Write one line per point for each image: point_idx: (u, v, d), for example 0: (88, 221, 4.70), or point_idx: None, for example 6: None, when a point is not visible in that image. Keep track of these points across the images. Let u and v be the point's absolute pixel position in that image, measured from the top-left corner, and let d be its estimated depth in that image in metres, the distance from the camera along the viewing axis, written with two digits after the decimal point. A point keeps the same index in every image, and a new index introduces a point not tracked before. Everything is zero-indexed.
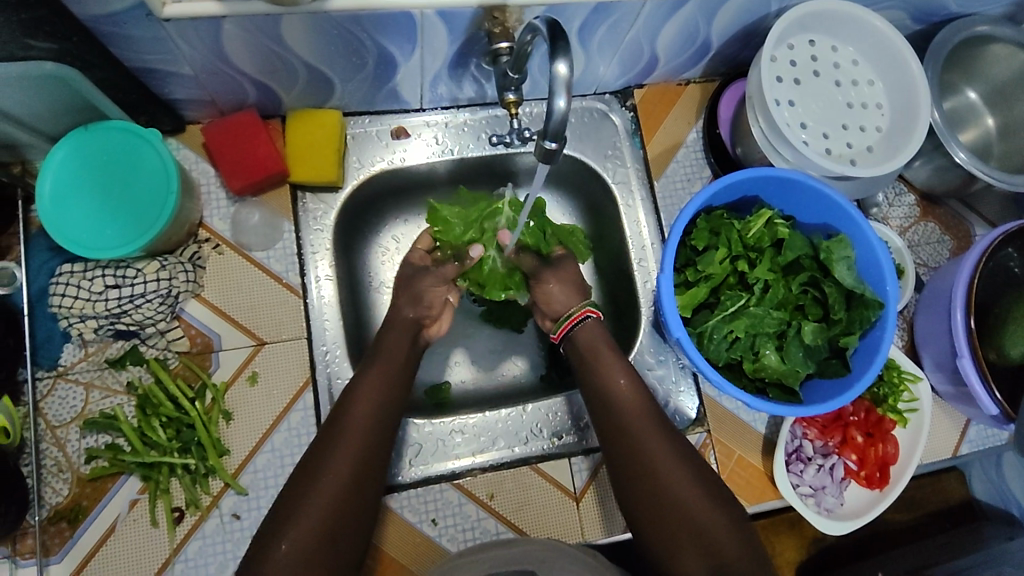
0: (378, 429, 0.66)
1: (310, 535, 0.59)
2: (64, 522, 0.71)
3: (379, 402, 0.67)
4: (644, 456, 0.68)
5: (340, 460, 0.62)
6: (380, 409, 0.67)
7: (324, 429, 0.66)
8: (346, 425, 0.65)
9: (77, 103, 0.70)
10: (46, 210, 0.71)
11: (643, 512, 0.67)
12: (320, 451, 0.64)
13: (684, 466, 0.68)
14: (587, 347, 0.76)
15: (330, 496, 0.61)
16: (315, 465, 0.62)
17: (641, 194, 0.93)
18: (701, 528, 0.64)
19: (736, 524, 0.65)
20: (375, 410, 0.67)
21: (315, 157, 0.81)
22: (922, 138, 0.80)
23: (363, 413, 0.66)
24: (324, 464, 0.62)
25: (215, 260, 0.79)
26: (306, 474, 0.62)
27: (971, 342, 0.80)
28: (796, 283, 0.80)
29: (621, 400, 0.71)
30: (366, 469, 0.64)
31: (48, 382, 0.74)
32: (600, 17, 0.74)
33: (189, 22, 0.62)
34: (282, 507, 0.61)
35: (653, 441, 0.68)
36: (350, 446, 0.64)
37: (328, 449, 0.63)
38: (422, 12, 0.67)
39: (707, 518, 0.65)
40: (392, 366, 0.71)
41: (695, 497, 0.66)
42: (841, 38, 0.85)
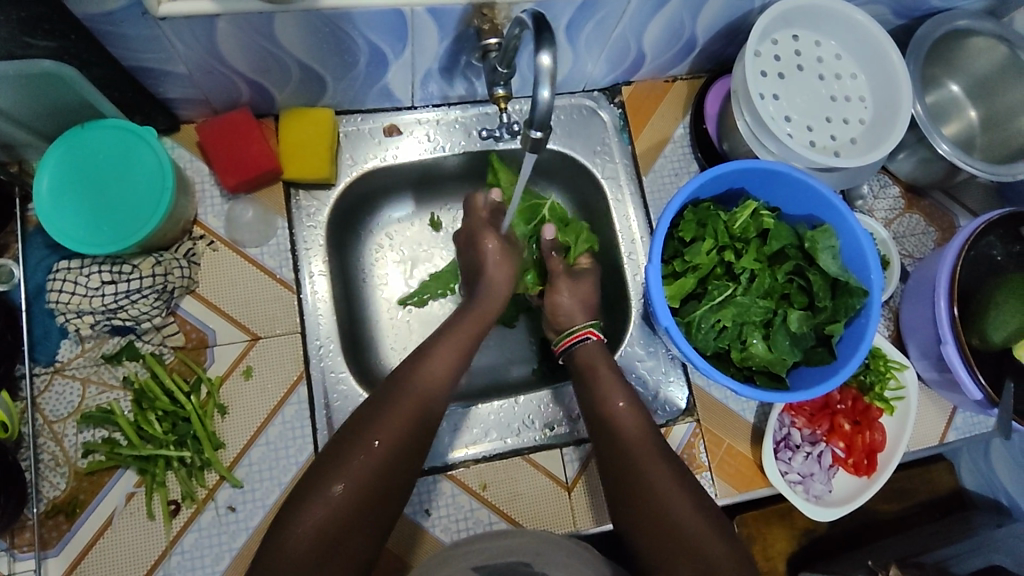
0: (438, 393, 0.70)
1: (360, 482, 0.62)
2: (61, 516, 0.72)
3: (442, 370, 0.71)
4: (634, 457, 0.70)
5: (399, 417, 0.66)
6: (444, 375, 0.71)
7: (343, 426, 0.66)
8: (411, 386, 0.69)
9: (74, 102, 0.71)
10: (43, 208, 0.72)
11: (631, 515, 0.68)
12: (382, 405, 0.67)
13: (671, 469, 0.69)
14: (586, 362, 0.79)
15: (385, 449, 0.64)
16: (378, 418, 0.66)
17: (630, 188, 0.94)
18: (687, 532, 0.65)
19: (716, 524, 0.66)
20: (439, 375, 0.71)
21: (308, 155, 0.83)
22: (903, 128, 0.82)
23: (428, 377, 0.70)
24: (385, 418, 0.66)
25: (210, 257, 0.80)
26: (368, 423, 0.65)
27: (955, 329, 0.81)
28: (782, 272, 0.82)
29: (614, 408, 0.74)
30: (423, 428, 0.67)
31: (45, 378, 0.75)
32: (587, 14, 0.75)
33: (184, 20, 0.63)
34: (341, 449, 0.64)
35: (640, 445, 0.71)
36: (408, 407, 0.67)
37: (387, 406, 0.67)
38: (412, 10, 0.68)
39: (691, 524, 0.65)
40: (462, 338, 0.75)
41: (682, 500, 0.67)
42: (823, 32, 0.86)
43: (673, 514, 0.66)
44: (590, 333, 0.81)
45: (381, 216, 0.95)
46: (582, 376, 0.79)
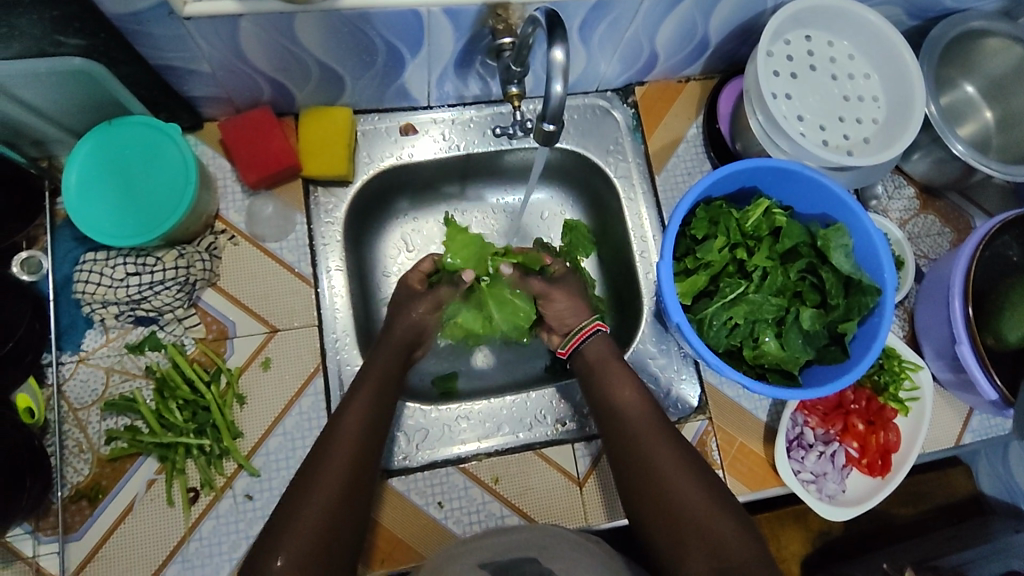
0: (365, 450, 0.69)
1: (304, 545, 0.60)
2: (83, 501, 0.74)
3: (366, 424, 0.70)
4: (643, 453, 0.71)
5: (330, 477, 0.65)
6: (368, 428, 0.71)
7: (302, 470, 0.67)
8: (334, 443, 0.68)
9: (103, 98, 0.74)
10: (73, 202, 0.75)
11: (647, 507, 0.68)
12: (310, 470, 0.66)
13: (684, 463, 0.70)
14: (597, 359, 0.81)
15: (320, 513, 0.63)
16: (306, 483, 0.65)
17: (643, 188, 0.95)
18: (700, 523, 0.64)
19: (732, 513, 0.66)
20: (363, 431, 0.70)
21: (327, 153, 0.85)
22: (917, 127, 0.82)
23: (349, 435, 0.69)
24: (314, 481, 0.65)
25: (231, 251, 0.82)
26: (299, 491, 0.64)
27: (969, 328, 0.81)
28: (794, 270, 0.82)
29: (626, 416, 0.75)
30: (354, 487, 0.66)
31: (71, 366, 0.77)
32: (600, 14, 0.76)
33: (209, 20, 0.65)
34: (278, 522, 0.63)
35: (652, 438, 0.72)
36: (334, 465, 0.66)
37: (313, 470, 0.66)
38: (429, 11, 0.70)
39: (703, 515, 0.65)
40: (376, 388, 0.74)
41: (696, 494, 0.67)
42: (836, 33, 0.87)
43: (684, 506, 0.66)
44: (599, 325, 0.83)
45: (408, 211, 0.98)
46: (594, 373, 0.80)
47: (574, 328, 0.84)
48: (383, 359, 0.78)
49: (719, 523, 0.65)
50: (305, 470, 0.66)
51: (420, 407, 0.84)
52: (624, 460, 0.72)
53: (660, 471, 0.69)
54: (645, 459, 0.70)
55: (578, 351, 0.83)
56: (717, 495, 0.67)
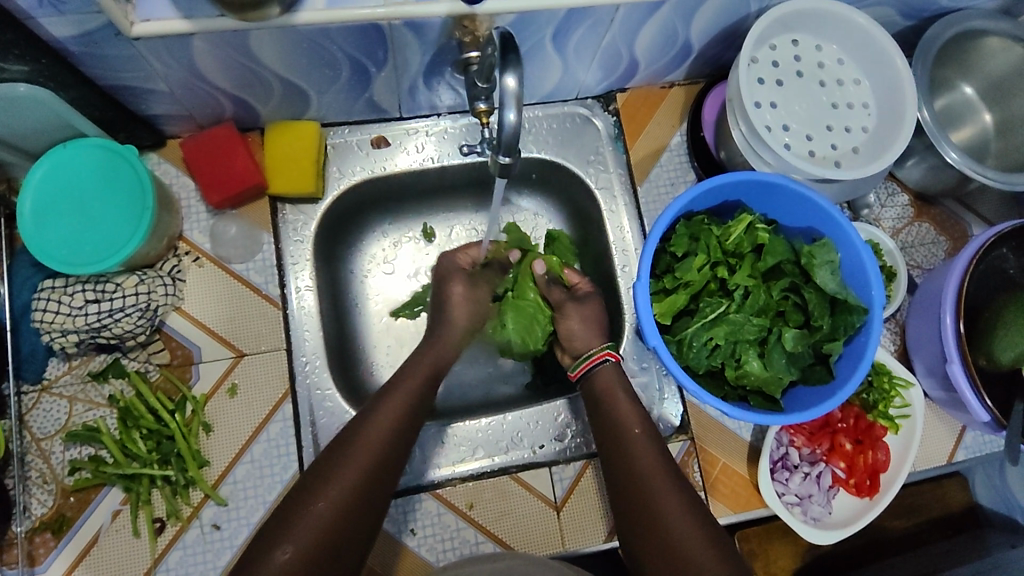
0: (385, 463, 0.67)
1: (312, 538, 0.59)
2: (48, 533, 0.73)
3: (387, 432, 0.68)
4: (636, 463, 0.70)
5: (346, 474, 0.64)
6: (393, 442, 0.68)
7: (320, 461, 0.66)
8: (353, 449, 0.66)
9: (56, 121, 0.72)
10: (28, 230, 0.72)
11: (634, 527, 0.67)
12: (325, 468, 0.64)
13: (674, 481, 0.68)
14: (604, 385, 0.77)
15: (331, 508, 0.61)
16: (318, 483, 0.63)
17: (624, 199, 0.92)
18: (683, 545, 0.63)
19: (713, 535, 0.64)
20: (389, 433, 0.68)
21: (294, 170, 0.82)
22: (908, 137, 0.78)
23: (370, 444, 0.67)
24: (330, 475, 0.64)
25: (195, 272, 0.80)
26: (313, 487, 0.63)
27: (961, 346, 0.78)
28: (777, 289, 0.79)
29: (624, 418, 0.74)
30: (365, 501, 0.64)
31: (32, 396, 0.75)
32: (575, 22, 0.73)
33: (158, 41, 0.63)
34: (280, 522, 0.61)
35: (641, 451, 0.71)
36: (348, 470, 0.64)
37: (326, 473, 0.64)
38: (390, 23, 0.66)
39: (687, 536, 0.64)
40: (407, 399, 0.72)
41: (684, 514, 0.65)
42: (825, 37, 0.83)
43: (670, 526, 0.64)
44: (609, 354, 0.79)
45: (393, 223, 0.96)
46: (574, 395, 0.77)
47: (586, 352, 0.80)
48: (414, 372, 0.76)
49: (703, 547, 0.63)
50: (320, 473, 0.64)
51: None
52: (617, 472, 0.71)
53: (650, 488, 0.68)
54: (638, 472, 0.69)
55: (585, 377, 0.79)
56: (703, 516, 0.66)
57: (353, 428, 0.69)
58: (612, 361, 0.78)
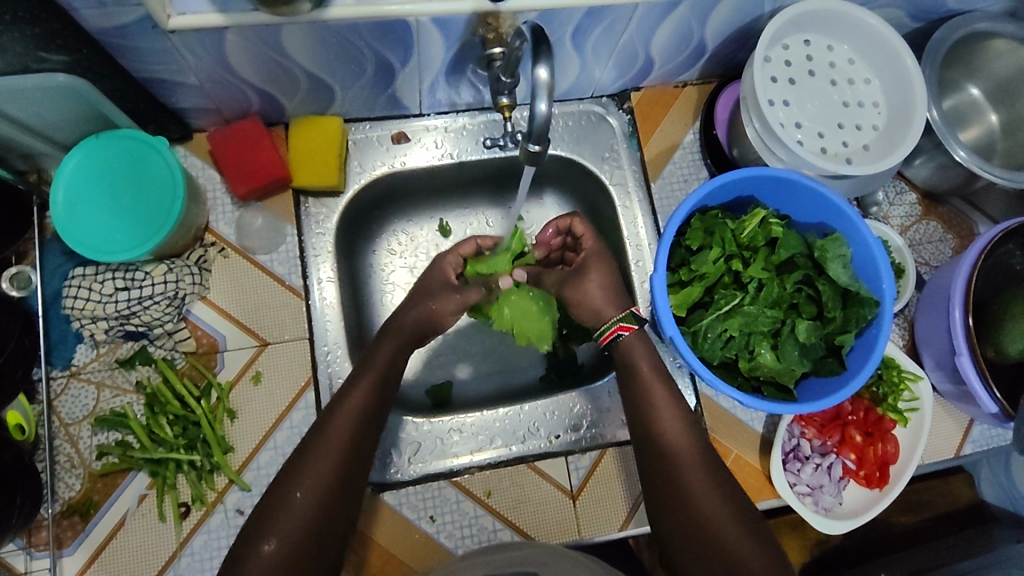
0: (337, 491, 0.63)
1: (292, 533, 0.60)
2: (76, 516, 0.74)
3: (360, 419, 0.67)
4: (673, 461, 0.69)
5: (320, 466, 0.63)
6: (344, 470, 0.64)
7: (298, 447, 0.66)
8: (306, 470, 0.63)
9: (89, 113, 0.73)
10: (60, 217, 0.74)
11: (659, 507, 0.68)
12: (300, 458, 0.64)
13: (702, 464, 0.68)
14: None
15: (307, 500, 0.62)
16: (294, 473, 0.63)
17: (638, 195, 0.93)
18: (726, 548, 0.63)
19: (740, 515, 0.66)
20: (362, 418, 0.67)
21: (317, 163, 0.84)
22: (917, 134, 0.80)
23: (328, 469, 0.64)
24: (304, 466, 0.63)
25: (220, 263, 0.82)
26: (289, 478, 0.63)
27: (969, 339, 0.79)
28: (790, 281, 0.80)
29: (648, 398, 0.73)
30: (315, 539, 0.61)
31: (61, 382, 0.77)
32: (594, 20, 0.74)
33: (193, 34, 0.64)
34: (235, 558, 0.60)
35: (678, 445, 0.70)
36: (325, 459, 0.64)
37: (300, 466, 0.63)
38: (417, 20, 0.68)
39: (731, 539, 0.64)
40: (370, 395, 0.69)
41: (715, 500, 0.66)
42: (836, 37, 0.85)
43: (712, 526, 0.65)
44: (623, 328, 0.76)
45: (411, 218, 0.97)
46: None
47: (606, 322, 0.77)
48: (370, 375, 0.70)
49: (748, 553, 0.63)
50: (263, 511, 0.62)
51: (412, 419, 0.84)
52: (652, 468, 0.70)
53: (689, 489, 0.67)
54: (673, 473, 0.68)
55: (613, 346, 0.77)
56: (746, 518, 0.66)
57: (328, 411, 0.68)
58: (627, 335, 0.76)
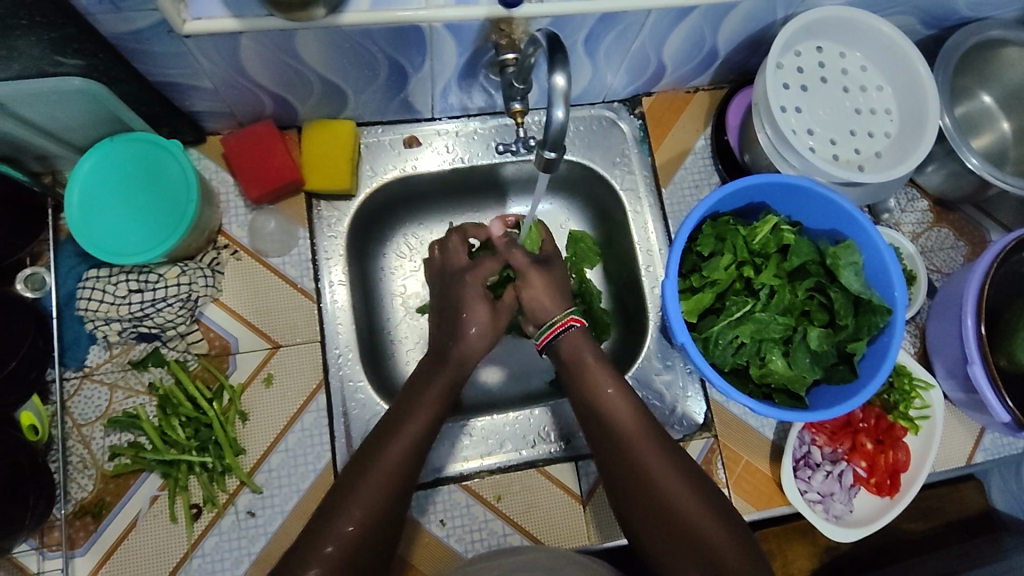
0: (386, 511, 0.62)
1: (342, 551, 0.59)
2: (88, 517, 0.75)
3: (418, 441, 0.67)
4: (645, 471, 0.66)
5: (373, 484, 0.62)
6: (394, 495, 0.63)
7: (351, 465, 0.65)
8: (359, 487, 0.62)
9: (104, 116, 0.74)
10: (75, 219, 0.75)
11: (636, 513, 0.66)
12: (354, 476, 0.63)
13: (676, 467, 0.67)
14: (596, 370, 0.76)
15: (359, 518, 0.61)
16: (348, 491, 0.62)
17: (649, 200, 0.93)
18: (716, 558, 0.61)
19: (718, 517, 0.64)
20: (418, 439, 0.67)
21: (329, 167, 0.84)
22: (930, 142, 0.80)
23: (380, 487, 0.63)
24: (358, 483, 0.63)
25: (233, 265, 0.82)
26: (342, 496, 0.62)
27: (981, 347, 0.79)
28: (802, 288, 0.81)
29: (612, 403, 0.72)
30: (366, 553, 0.60)
31: (74, 382, 0.77)
32: (607, 27, 0.75)
33: (208, 38, 0.65)
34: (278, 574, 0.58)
35: (647, 454, 0.67)
36: (380, 479, 0.63)
37: (354, 483, 0.63)
38: (431, 26, 0.69)
39: (722, 549, 0.61)
40: (427, 419, 0.68)
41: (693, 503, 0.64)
42: (848, 44, 0.85)
43: (699, 533, 0.62)
44: (573, 320, 0.77)
45: (419, 221, 0.98)
46: None
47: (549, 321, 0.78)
48: (426, 403, 0.70)
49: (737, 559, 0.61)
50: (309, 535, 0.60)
51: None
52: (622, 479, 0.67)
53: (670, 495, 0.65)
54: (649, 482, 0.66)
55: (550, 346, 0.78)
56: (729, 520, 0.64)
57: (384, 431, 0.67)
58: (576, 327, 0.77)
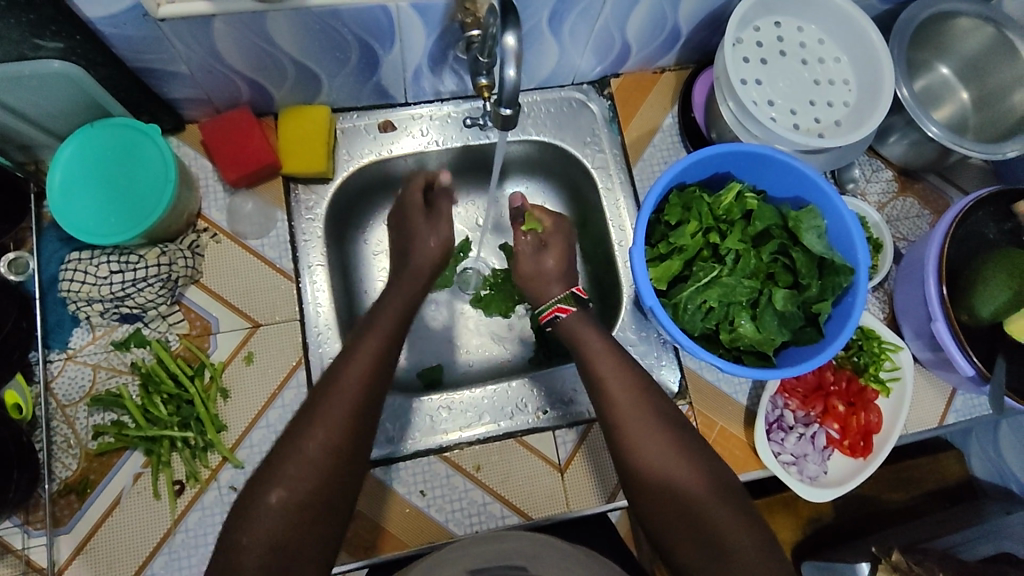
0: (353, 441, 0.58)
1: (303, 482, 0.54)
2: (72, 495, 0.76)
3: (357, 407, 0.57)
4: (647, 447, 0.64)
5: (332, 409, 0.58)
6: (332, 470, 0.56)
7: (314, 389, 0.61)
8: (318, 412, 0.58)
9: (84, 101, 0.76)
10: (57, 204, 0.77)
11: (648, 497, 0.63)
12: (316, 399, 0.59)
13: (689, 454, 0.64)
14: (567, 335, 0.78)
15: (323, 440, 0.56)
16: (306, 417, 0.58)
17: (620, 177, 0.96)
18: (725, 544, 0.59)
19: (729, 500, 0.62)
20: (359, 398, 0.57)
21: (306, 150, 0.86)
22: (886, 107, 0.83)
23: (342, 408, 0.58)
24: (316, 411, 0.58)
25: (213, 248, 0.84)
26: (301, 422, 0.58)
27: (945, 307, 0.81)
28: (767, 252, 0.83)
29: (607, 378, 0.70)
30: (336, 482, 0.56)
31: (58, 363, 0.79)
32: (569, 5, 0.77)
33: (183, 22, 0.67)
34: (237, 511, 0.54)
35: (649, 438, 0.65)
36: (336, 406, 0.58)
37: (313, 407, 0.58)
38: (397, 6, 0.71)
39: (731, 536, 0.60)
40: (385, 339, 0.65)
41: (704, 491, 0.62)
42: (805, 18, 0.88)
43: (706, 517, 0.60)
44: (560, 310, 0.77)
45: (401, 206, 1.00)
46: None
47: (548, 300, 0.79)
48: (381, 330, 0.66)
49: (746, 543, 0.59)
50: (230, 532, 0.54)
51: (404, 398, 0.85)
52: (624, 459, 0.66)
53: (676, 480, 0.62)
54: (649, 462, 0.64)
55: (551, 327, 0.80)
56: (741, 517, 0.61)
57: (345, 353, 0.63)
58: (564, 317, 0.76)
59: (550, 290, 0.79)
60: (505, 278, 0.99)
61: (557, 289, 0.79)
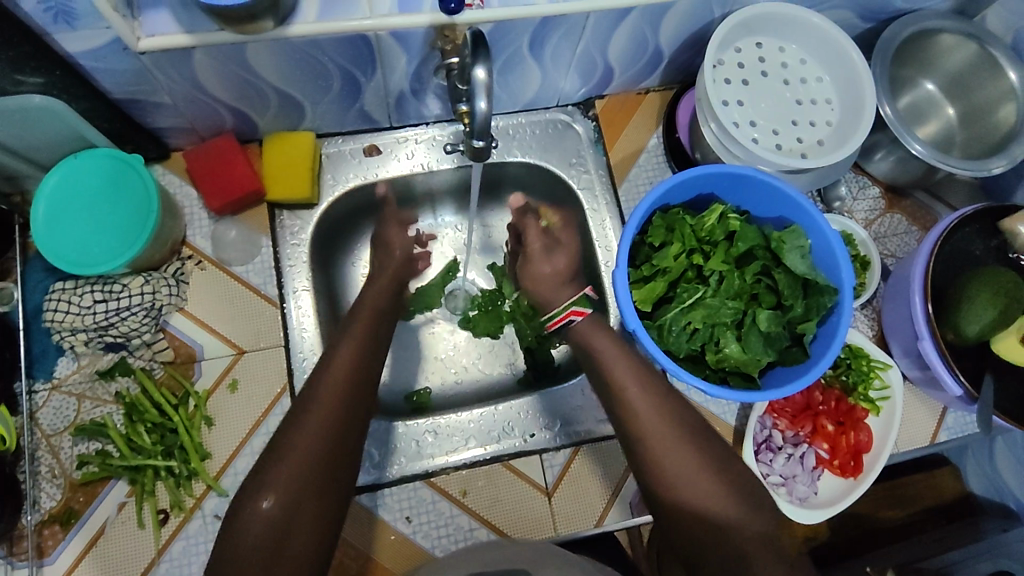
0: (338, 450, 0.58)
1: (292, 486, 0.54)
2: (56, 525, 0.76)
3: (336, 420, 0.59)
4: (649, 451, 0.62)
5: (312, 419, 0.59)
6: (321, 479, 0.56)
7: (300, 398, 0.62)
8: (302, 420, 0.59)
9: (68, 133, 0.77)
10: (40, 235, 0.77)
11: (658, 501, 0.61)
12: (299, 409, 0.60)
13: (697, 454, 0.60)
14: None
15: (310, 443, 0.57)
16: (291, 425, 0.59)
17: (606, 198, 0.96)
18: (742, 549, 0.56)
19: (742, 500, 0.58)
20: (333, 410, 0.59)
21: (290, 176, 0.87)
22: (868, 126, 0.83)
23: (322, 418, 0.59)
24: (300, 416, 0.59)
25: (198, 275, 0.85)
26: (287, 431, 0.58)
27: (930, 325, 0.80)
28: (750, 273, 0.82)
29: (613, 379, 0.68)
30: (322, 489, 0.56)
31: (43, 394, 0.79)
32: (548, 30, 0.78)
33: (163, 55, 0.68)
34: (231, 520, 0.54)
35: (660, 458, 0.60)
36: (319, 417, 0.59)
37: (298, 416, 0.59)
38: (376, 34, 0.72)
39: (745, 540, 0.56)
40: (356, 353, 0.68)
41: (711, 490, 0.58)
42: (786, 38, 0.88)
43: (715, 522, 0.57)
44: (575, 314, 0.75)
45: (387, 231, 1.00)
46: None
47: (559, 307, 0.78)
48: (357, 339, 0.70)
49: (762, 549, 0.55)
50: (226, 541, 0.53)
51: (390, 423, 0.85)
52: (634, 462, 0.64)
53: (682, 486, 0.59)
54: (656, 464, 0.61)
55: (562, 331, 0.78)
56: (766, 534, 0.57)
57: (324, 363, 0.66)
58: (579, 320, 0.75)
59: (560, 296, 0.80)
60: (491, 300, 0.99)
61: (566, 294, 0.80)
